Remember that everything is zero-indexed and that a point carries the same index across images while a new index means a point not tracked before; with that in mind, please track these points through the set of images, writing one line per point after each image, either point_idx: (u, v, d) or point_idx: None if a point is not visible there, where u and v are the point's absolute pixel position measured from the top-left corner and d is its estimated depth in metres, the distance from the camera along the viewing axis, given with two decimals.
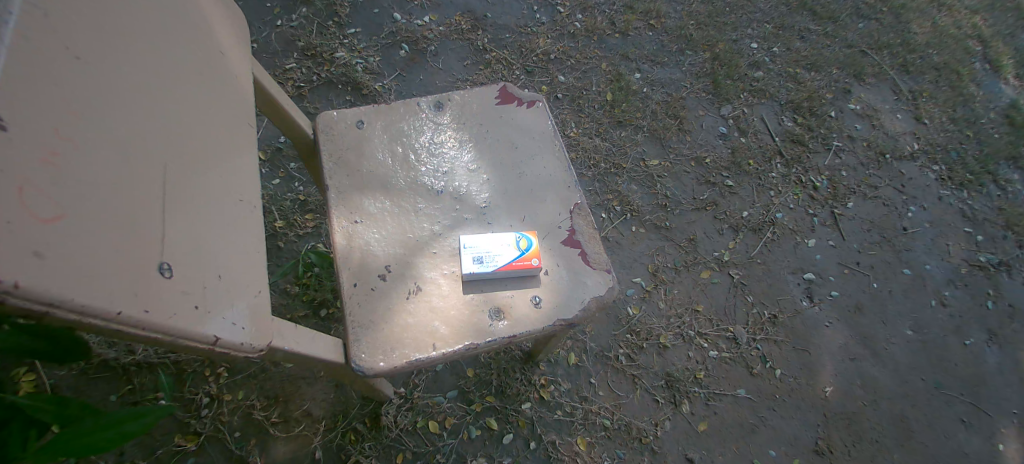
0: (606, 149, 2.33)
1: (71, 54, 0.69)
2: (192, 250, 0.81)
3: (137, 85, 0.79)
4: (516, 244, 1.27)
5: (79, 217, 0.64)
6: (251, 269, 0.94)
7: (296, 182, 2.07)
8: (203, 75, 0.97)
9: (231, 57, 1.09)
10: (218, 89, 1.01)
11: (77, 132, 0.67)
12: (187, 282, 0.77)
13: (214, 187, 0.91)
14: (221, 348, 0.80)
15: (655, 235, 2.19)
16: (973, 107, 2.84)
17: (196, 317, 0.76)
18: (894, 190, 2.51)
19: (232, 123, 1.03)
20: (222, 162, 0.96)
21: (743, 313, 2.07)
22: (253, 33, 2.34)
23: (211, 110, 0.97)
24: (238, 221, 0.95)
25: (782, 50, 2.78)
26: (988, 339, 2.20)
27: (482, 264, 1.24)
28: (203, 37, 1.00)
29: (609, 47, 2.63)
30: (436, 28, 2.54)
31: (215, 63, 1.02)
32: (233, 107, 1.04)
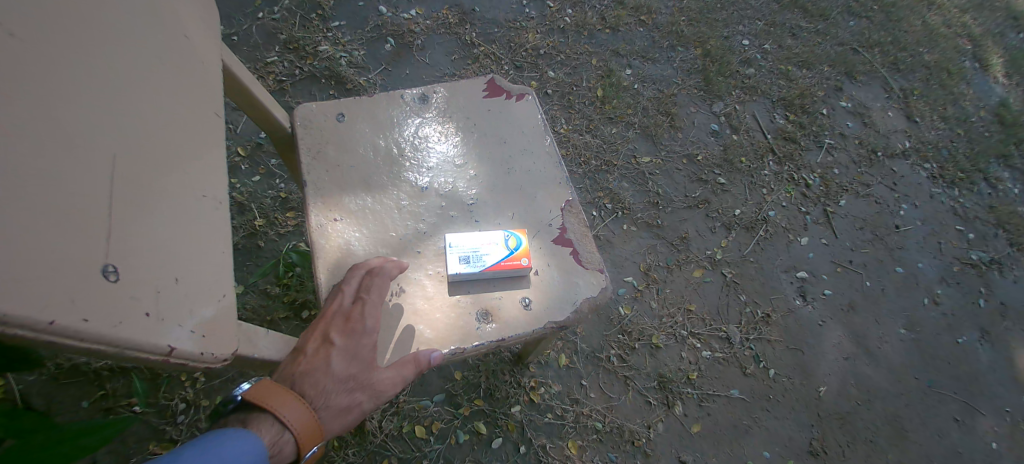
0: (597, 145, 2.27)
1: (6, 32, 0.65)
2: (147, 250, 0.75)
3: (90, 70, 0.75)
4: (503, 245, 1.22)
5: (6, 211, 0.59)
6: (218, 269, 0.88)
7: (277, 179, 2.00)
8: (167, 61, 0.92)
9: (200, 44, 1.03)
10: (184, 78, 0.95)
11: (10, 118, 0.63)
12: (138, 287, 0.71)
13: (177, 183, 0.85)
14: (177, 359, 0.75)
15: (646, 233, 2.14)
16: (963, 105, 2.85)
17: (146, 325, 0.70)
18: (886, 188, 2.49)
19: (199, 113, 0.97)
20: (187, 156, 0.90)
21: (736, 312, 2.03)
22: (232, 26, 2.28)
23: (176, 98, 0.92)
24: (203, 218, 0.89)
25: (773, 47, 2.75)
26: (980, 337, 2.20)
27: (470, 264, 1.19)
28: (167, 21, 0.95)
29: (599, 43, 2.58)
30: (423, 22, 2.48)
31: (182, 49, 0.97)
32: (201, 95, 0.99)
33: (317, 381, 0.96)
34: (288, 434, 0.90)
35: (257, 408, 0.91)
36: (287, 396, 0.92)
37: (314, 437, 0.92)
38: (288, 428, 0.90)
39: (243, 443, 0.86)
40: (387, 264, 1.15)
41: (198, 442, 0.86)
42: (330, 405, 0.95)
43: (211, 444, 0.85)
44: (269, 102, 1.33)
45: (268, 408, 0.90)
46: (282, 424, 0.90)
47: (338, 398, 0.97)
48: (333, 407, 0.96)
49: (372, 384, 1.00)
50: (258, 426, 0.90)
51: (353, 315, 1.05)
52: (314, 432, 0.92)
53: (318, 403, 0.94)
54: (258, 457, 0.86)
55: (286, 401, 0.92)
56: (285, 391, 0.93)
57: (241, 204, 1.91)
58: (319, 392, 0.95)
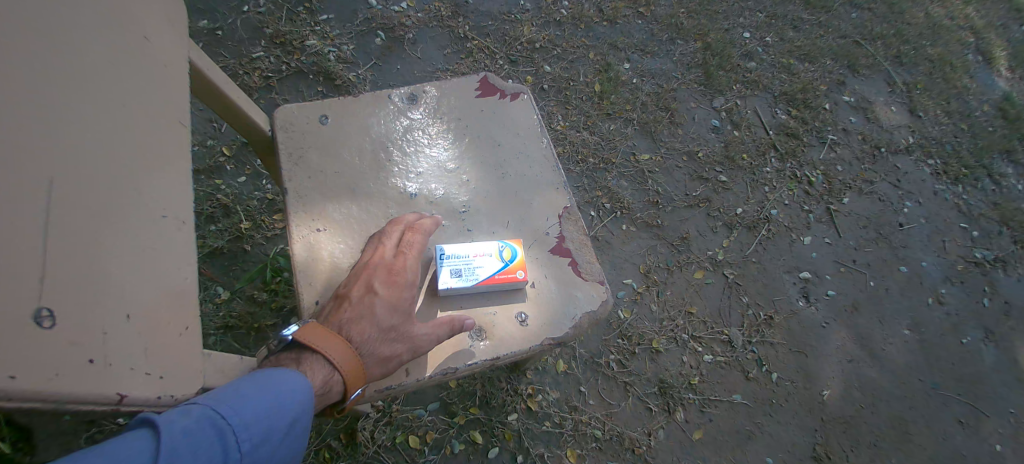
0: (595, 142, 2.19)
1: None
2: (91, 285, 0.74)
3: (19, 102, 0.72)
4: (498, 258, 1.15)
5: None
6: (179, 297, 0.86)
7: (264, 180, 1.93)
8: (116, 77, 0.89)
9: (159, 54, 1.00)
10: (137, 90, 0.92)
11: None
12: (79, 330, 0.70)
13: (131, 206, 0.84)
14: (129, 406, 0.74)
15: (646, 234, 2.06)
16: (967, 100, 2.80)
17: (89, 372, 0.70)
18: (889, 185, 2.44)
19: (158, 128, 0.94)
20: (144, 174, 0.88)
21: (738, 314, 1.98)
22: (216, 20, 2.20)
23: (128, 115, 0.89)
24: (163, 242, 0.87)
25: (775, 40, 2.65)
26: (984, 337, 2.16)
27: (461, 278, 1.12)
28: (115, 35, 0.92)
29: (597, 35, 2.48)
30: (415, 15, 2.40)
31: (134, 63, 0.94)
32: (159, 105, 0.96)
33: (362, 329, 0.98)
34: (335, 375, 0.94)
35: (307, 349, 0.95)
36: (334, 341, 0.95)
37: (359, 381, 0.95)
38: (337, 370, 0.93)
39: (296, 383, 0.90)
40: (426, 223, 1.14)
41: (257, 375, 0.90)
42: (372, 354, 0.97)
43: (269, 380, 0.89)
44: (240, 97, 1.26)
45: (318, 350, 0.94)
46: (330, 366, 0.94)
47: (381, 348, 0.98)
48: (376, 354, 0.98)
49: (412, 337, 1.01)
50: (309, 365, 0.93)
51: (395, 268, 1.05)
52: (359, 376, 0.95)
53: (363, 349, 0.97)
54: (307, 397, 0.90)
55: (334, 345, 0.95)
56: (333, 336, 0.96)
57: (227, 207, 1.83)
58: (364, 339, 0.97)
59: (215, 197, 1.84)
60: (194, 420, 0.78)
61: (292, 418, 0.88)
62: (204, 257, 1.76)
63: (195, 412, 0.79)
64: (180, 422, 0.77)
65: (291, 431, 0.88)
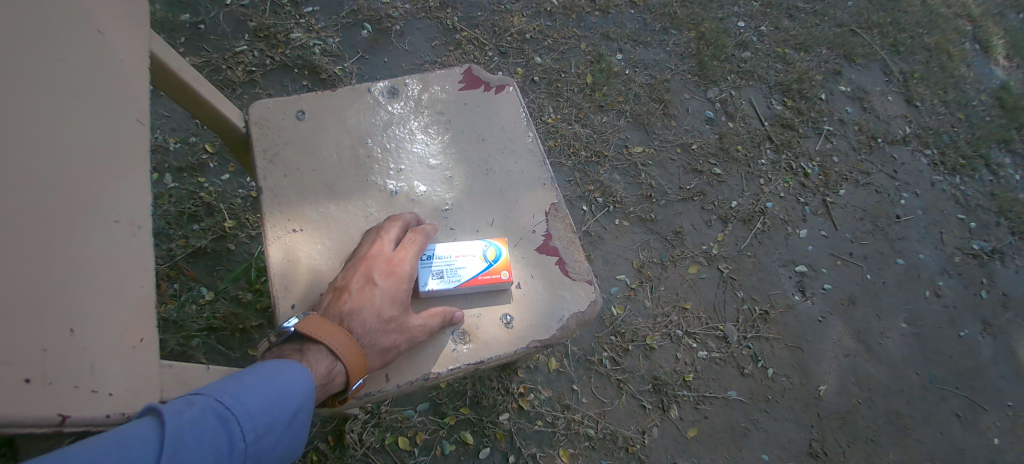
0: (587, 135, 2.13)
1: None
2: (33, 293, 0.72)
3: None
4: (480, 259, 1.12)
5: None
6: (128, 310, 0.85)
7: (247, 177, 1.89)
8: (68, 75, 0.87)
9: (116, 51, 0.98)
10: (92, 90, 0.90)
11: None
12: (15, 348, 0.68)
13: (79, 210, 0.82)
14: (71, 427, 0.72)
15: (639, 228, 2.01)
16: (964, 89, 2.80)
17: (27, 391, 0.67)
18: (886, 176, 2.40)
19: (112, 130, 0.92)
20: (95, 176, 0.86)
21: (734, 309, 1.94)
22: (198, 13, 2.15)
23: (80, 114, 0.87)
24: (113, 249, 0.86)
25: (770, 29, 2.58)
26: (982, 330, 2.15)
27: (444, 279, 1.10)
28: (68, 31, 0.89)
29: (588, 26, 2.42)
30: (402, 6, 2.35)
31: (89, 60, 0.91)
32: (113, 102, 0.94)
33: (363, 320, 0.96)
34: (338, 366, 0.93)
35: (309, 339, 0.94)
36: (336, 331, 0.94)
37: (360, 372, 0.94)
38: (339, 361, 0.92)
39: (300, 374, 0.89)
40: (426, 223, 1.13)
41: (260, 366, 0.89)
42: (374, 344, 0.97)
43: (273, 371, 0.88)
44: (212, 94, 1.22)
45: (320, 341, 0.93)
46: (332, 357, 0.93)
47: (383, 338, 0.98)
48: (376, 346, 0.97)
49: (410, 330, 1.00)
50: (312, 356, 0.92)
51: (395, 259, 1.04)
52: (360, 367, 0.94)
53: (364, 341, 0.96)
54: (310, 388, 0.89)
55: (336, 335, 0.93)
56: (335, 326, 0.94)
57: (209, 205, 1.78)
58: (365, 331, 0.96)
59: (197, 195, 1.79)
60: (199, 410, 0.77)
61: (294, 410, 0.86)
62: (185, 257, 1.71)
63: (198, 403, 0.79)
64: (184, 412, 0.76)
65: (293, 424, 0.86)
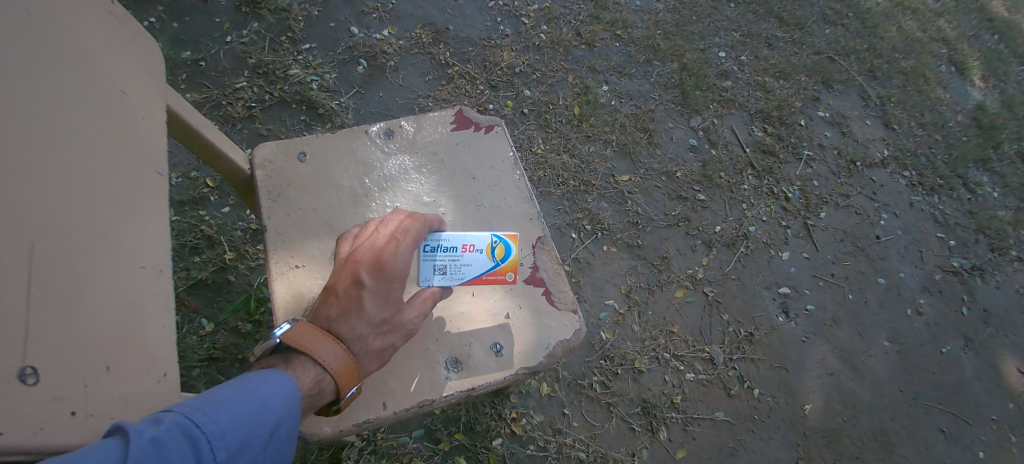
0: (575, 165, 2.21)
1: None
2: (68, 339, 0.79)
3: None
4: (486, 258, 1.18)
5: None
6: (156, 346, 0.93)
7: (247, 211, 1.96)
8: (93, 130, 0.93)
9: (136, 106, 1.05)
10: (116, 143, 0.97)
11: None
12: (59, 386, 0.76)
13: (106, 259, 0.88)
14: None
15: (627, 254, 2.08)
16: (941, 111, 2.94)
17: (70, 424, 0.76)
18: (866, 198, 2.49)
19: (133, 180, 0.99)
20: (120, 226, 0.93)
21: (719, 332, 2.00)
22: (199, 51, 2.25)
23: (105, 165, 0.94)
24: (139, 292, 0.93)
25: (750, 59, 2.68)
26: (964, 345, 2.26)
27: (448, 276, 1.16)
28: (93, 91, 0.96)
29: (575, 59, 2.51)
30: (396, 42, 2.45)
31: (110, 115, 0.98)
32: (136, 155, 1.01)
33: (353, 325, 0.99)
34: (327, 375, 0.96)
35: (296, 350, 0.97)
36: (324, 340, 0.97)
37: (352, 380, 0.97)
38: (327, 371, 0.96)
39: (281, 384, 0.91)
40: (431, 220, 1.16)
41: (238, 380, 0.90)
42: (365, 350, 1.00)
43: (249, 385, 0.89)
44: (218, 138, 1.30)
45: (308, 352, 0.96)
46: (320, 368, 0.96)
47: (375, 342, 1.02)
48: (370, 350, 1.01)
49: (404, 325, 1.05)
50: (300, 366, 0.95)
51: (384, 259, 1.05)
52: (352, 373, 0.98)
53: (355, 346, 0.99)
54: (294, 397, 0.92)
55: (323, 344, 0.97)
56: (322, 335, 0.97)
57: (211, 238, 1.85)
58: (356, 336, 0.99)
59: (198, 228, 1.86)
60: (167, 429, 0.78)
61: (274, 422, 0.88)
62: (187, 289, 1.78)
63: (166, 420, 0.79)
64: (149, 432, 0.77)
65: (274, 436, 0.88)
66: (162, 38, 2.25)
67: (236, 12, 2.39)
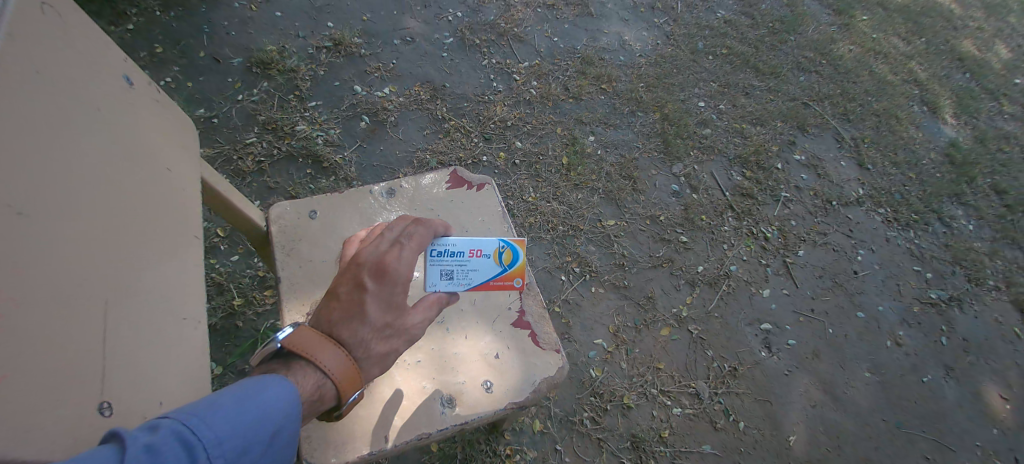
0: (563, 212, 2.36)
1: (15, 211, 0.78)
2: (132, 380, 0.91)
3: (82, 230, 0.89)
4: (493, 264, 1.23)
5: (25, 372, 0.74)
6: (194, 386, 1.04)
7: (255, 258, 2.10)
8: (148, 200, 1.08)
9: (176, 178, 1.20)
10: (164, 212, 1.12)
11: (21, 290, 0.76)
12: (126, 417, 0.87)
13: (158, 312, 1.01)
14: None
15: (614, 295, 2.21)
16: (914, 149, 3.10)
17: None
18: (842, 235, 2.62)
19: (176, 243, 1.13)
20: (167, 287, 1.06)
21: (704, 367, 2.11)
22: (212, 108, 2.45)
23: (155, 231, 1.08)
24: (183, 339, 1.05)
25: (728, 107, 2.87)
26: (945, 374, 2.36)
27: (454, 282, 1.21)
28: (147, 166, 1.11)
29: (563, 112, 2.69)
30: (396, 99, 2.64)
31: (159, 187, 1.12)
32: (177, 223, 1.15)
33: (355, 330, 0.98)
34: (327, 381, 0.95)
35: (297, 354, 0.96)
36: (325, 345, 0.96)
37: (353, 386, 0.97)
38: (328, 377, 0.95)
39: (281, 392, 0.91)
40: (433, 225, 1.12)
41: (238, 385, 0.89)
42: (367, 354, 0.99)
43: (249, 391, 0.88)
44: (234, 196, 1.45)
45: (309, 358, 0.95)
46: (322, 373, 0.95)
47: (377, 347, 1.00)
48: (372, 355, 1.00)
49: (407, 330, 1.03)
50: (301, 371, 0.95)
51: (386, 263, 1.01)
52: (353, 378, 0.97)
53: (358, 351, 0.98)
54: (294, 405, 0.91)
55: (324, 349, 0.95)
56: (324, 340, 0.96)
57: (220, 284, 2.00)
58: (358, 341, 0.98)
59: (209, 276, 2.01)
60: (165, 435, 0.78)
61: (274, 428, 0.88)
62: None
63: (162, 428, 0.78)
64: (145, 438, 0.76)
65: (275, 440, 0.88)
66: (180, 99, 2.45)
67: (247, 73, 2.60)
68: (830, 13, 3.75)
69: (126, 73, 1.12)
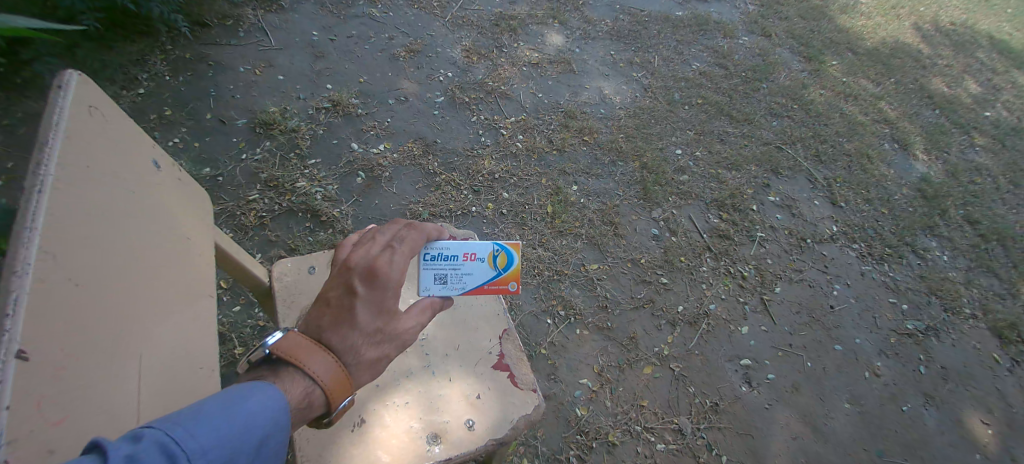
0: (549, 257, 2.50)
1: (72, 282, 0.92)
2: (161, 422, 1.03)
3: (122, 294, 1.03)
4: (486, 267, 1.36)
5: (77, 415, 0.86)
6: None
7: (256, 309, 2.23)
8: (175, 263, 1.21)
9: (196, 241, 1.34)
10: (186, 272, 1.25)
11: (75, 347, 0.89)
12: None
13: (182, 361, 1.14)
14: None
15: (598, 336, 2.33)
16: (886, 186, 3.25)
17: None
18: (818, 271, 2.75)
19: (196, 300, 1.26)
20: (184, 347, 1.16)
21: (687, 403, 2.21)
22: (218, 168, 2.62)
23: (180, 289, 1.21)
24: (200, 387, 1.17)
25: (704, 154, 3.05)
26: (924, 403, 2.44)
27: (450, 286, 1.35)
28: (174, 233, 1.25)
29: (548, 163, 2.86)
30: (391, 155, 2.82)
31: (182, 250, 1.26)
32: (193, 289, 1.26)
33: (345, 336, 1.04)
34: (316, 387, 0.99)
35: (289, 362, 0.99)
36: (317, 351, 1.01)
37: (340, 392, 1.00)
38: (318, 383, 0.98)
39: (265, 401, 0.93)
40: (421, 228, 1.20)
41: (224, 392, 0.92)
42: (357, 361, 1.04)
43: (233, 400, 0.91)
44: (240, 255, 1.60)
45: (300, 364, 0.99)
46: (311, 380, 0.99)
47: (368, 353, 1.05)
48: (362, 360, 1.05)
49: (397, 336, 1.09)
50: (292, 378, 0.98)
51: (375, 268, 1.08)
52: (343, 384, 1.01)
53: (348, 357, 1.03)
54: (277, 413, 0.93)
55: (314, 356, 1.00)
56: (314, 347, 1.01)
57: (222, 335, 2.12)
58: (348, 347, 1.03)
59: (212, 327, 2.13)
60: (147, 446, 0.80)
61: (261, 436, 0.91)
62: None
63: (145, 439, 0.81)
64: (126, 450, 0.78)
65: (262, 448, 0.91)
66: (187, 158, 2.62)
67: (251, 133, 2.79)
68: (801, 60, 3.98)
69: (153, 158, 1.26)
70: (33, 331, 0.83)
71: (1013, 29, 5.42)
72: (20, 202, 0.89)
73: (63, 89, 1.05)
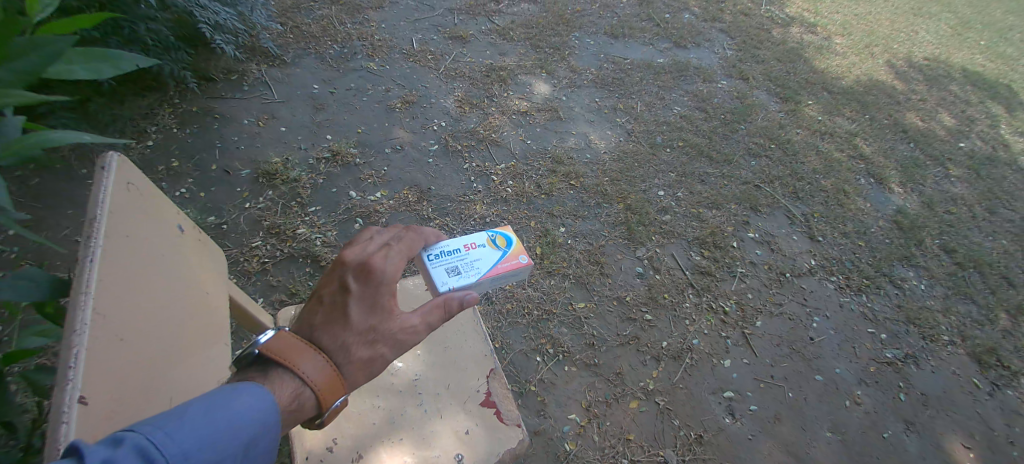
0: (538, 297, 2.62)
1: (117, 337, 1.06)
2: None
3: (154, 343, 1.16)
4: (488, 249, 1.57)
5: None
6: None
7: None
8: (196, 312, 1.36)
9: (213, 291, 1.48)
10: (206, 320, 1.39)
11: (118, 393, 1.03)
12: None
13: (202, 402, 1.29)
14: None
15: (586, 372, 2.44)
16: (862, 219, 3.40)
17: None
18: (797, 304, 2.87)
19: (214, 344, 1.41)
20: (202, 388, 1.30)
21: (672, 436, 2.30)
22: (223, 217, 2.77)
23: (201, 336, 1.36)
24: None
25: (685, 194, 3.21)
26: (904, 429, 2.53)
27: (464, 270, 1.51)
28: (196, 284, 1.39)
29: (537, 207, 3.02)
30: (387, 202, 2.98)
31: (203, 299, 1.41)
32: (211, 335, 1.40)
33: (337, 336, 1.16)
34: (305, 388, 1.10)
35: (280, 365, 1.10)
36: (310, 352, 1.12)
37: (327, 393, 1.11)
38: (308, 382, 1.09)
39: (245, 408, 1.01)
40: (411, 229, 1.38)
41: (206, 398, 0.99)
42: (348, 361, 1.16)
43: (214, 406, 0.98)
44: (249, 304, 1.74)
45: (291, 364, 1.10)
46: (301, 381, 1.09)
47: (359, 352, 1.17)
48: (353, 360, 1.16)
49: (387, 337, 1.21)
50: (281, 379, 1.09)
51: (369, 269, 1.23)
52: (332, 385, 1.12)
53: (338, 357, 1.15)
54: (256, 419, 1.01)
55: (306, 359, 1.11)
56: (306, 349, 1.12)
57: None
58: (340, 346, 1.16)
59: None
60: (128, 449, 0.86)
61: (246, 439, 0.99)
62: None
63: (125, 444, 0.87)
64: (107, 453, 0.84)
65: (250, 451, 0.99)
66: (193, 208, 2.78)
67: (254, 183, 2.96)
68: (777, 100, 4.18)
69: (179, 222, 1.40)
70: (90, 383, 0.97)
71: (986, 62, 5.66)
72: (75, 273, 1.02)
73: (107, 169, 1.18)
